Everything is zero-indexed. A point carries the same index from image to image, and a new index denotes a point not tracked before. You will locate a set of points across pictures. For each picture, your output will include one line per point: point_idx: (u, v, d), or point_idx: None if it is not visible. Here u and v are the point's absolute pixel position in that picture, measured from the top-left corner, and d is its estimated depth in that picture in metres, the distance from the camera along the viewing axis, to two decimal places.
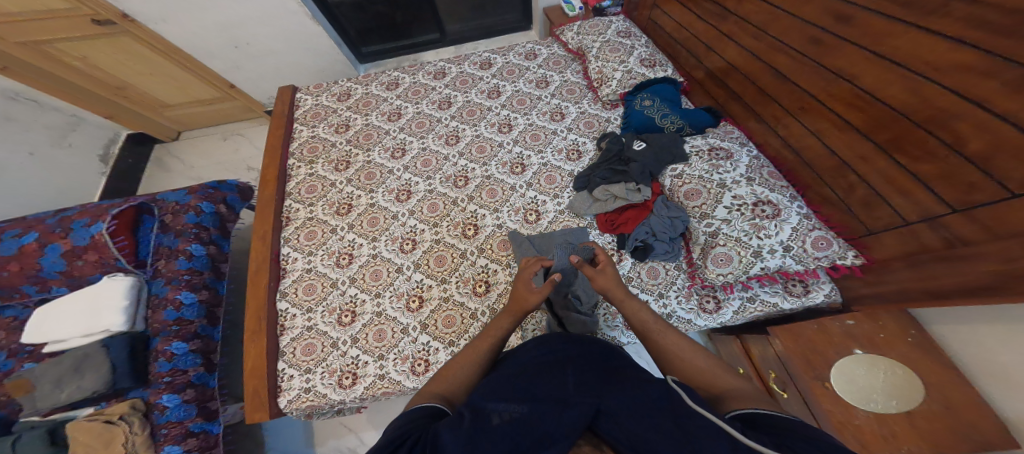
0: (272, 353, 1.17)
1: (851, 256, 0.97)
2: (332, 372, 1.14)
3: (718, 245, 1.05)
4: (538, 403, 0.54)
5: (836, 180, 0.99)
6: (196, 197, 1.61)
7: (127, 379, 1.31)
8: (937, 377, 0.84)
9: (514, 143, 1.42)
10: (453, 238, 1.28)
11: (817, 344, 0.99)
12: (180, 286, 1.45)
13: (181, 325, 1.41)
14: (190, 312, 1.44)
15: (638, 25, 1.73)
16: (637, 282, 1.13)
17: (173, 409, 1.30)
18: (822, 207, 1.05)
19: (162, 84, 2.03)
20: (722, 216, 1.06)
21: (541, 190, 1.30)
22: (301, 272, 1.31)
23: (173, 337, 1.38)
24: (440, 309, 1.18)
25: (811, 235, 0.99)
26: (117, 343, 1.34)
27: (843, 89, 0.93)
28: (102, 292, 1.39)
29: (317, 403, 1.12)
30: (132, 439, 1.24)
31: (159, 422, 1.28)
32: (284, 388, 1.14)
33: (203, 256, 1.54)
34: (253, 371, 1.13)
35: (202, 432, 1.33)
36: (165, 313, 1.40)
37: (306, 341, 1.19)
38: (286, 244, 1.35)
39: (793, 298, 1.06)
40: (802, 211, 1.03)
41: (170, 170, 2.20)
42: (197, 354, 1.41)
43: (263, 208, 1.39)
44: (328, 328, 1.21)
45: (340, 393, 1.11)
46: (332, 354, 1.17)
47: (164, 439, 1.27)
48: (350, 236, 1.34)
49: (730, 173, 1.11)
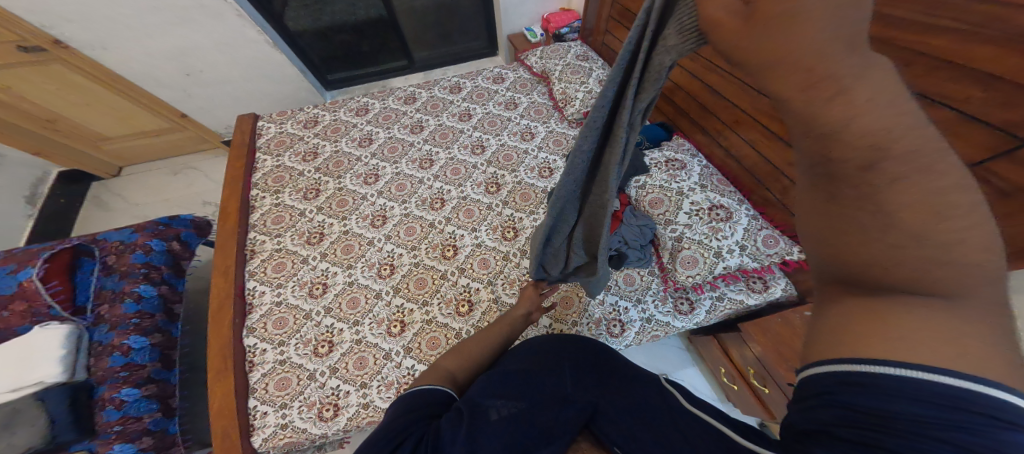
0: (241, 390, 1.10)
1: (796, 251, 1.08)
2: (311, 405, 1.09)
3: (684, 248, 1.13)
4: (535, 400, 0.57)
5: (773, 184, 1.11)
6: (143, 234, 1.50)
7: (68, 430, 1.16)
8: None
9: (488, 164, 1.45)
10: (432, 260, 1.28)
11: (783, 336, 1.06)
12: (127, 330, 1.33)
13: (131, 371, 1.29)
14: (140, 356, 1.33)
15: (593, 49, 1.86)
16: (615, 289, 1.21)
17: None
18: (766, 209, 1.17)
19: (103, 116, 1.90)
20: (684, 221, 1.15)
21: (517, 207, 1.34)
22: (270, 306, 1.25)
23: (121, 384, 1.26)
24: (424, 332, 1.17)
25: (761, 234, 1.11)
26: (56, 393, 1.18)
27: (764, 105, 1.05)
28: (34, 342, 1.24)
29: (297, 439, 1.06)
30: None
31: None
32: (258, 426, 1.07)
33: (154, 297, 1.43)
34: (220, 411, 1.05)
35: None
36: (111, 360, 1.28)
37: (279, 375, 1.14)
38: (251, 278, 1.29)
39: (756, 294, 1.14)
40: (750, 213, 1.14)
41: (111, 208, 2.02)
42: (153, 400, 1.30)
43: (223, 243, 1.32)
44: (303, 360, 1.16)
45: (321, 427, 1.06)
46: (309, 387, 1.11)
47: None
48: (322, 264, 1.31)
49: (686, 181, 1.21)
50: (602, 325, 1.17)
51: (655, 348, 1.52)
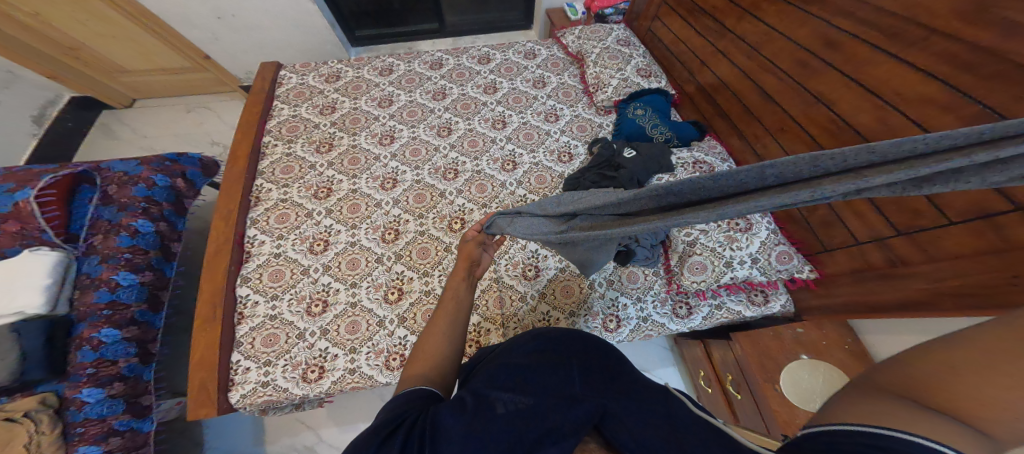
0: (226, 344, 1.10)
1: (807, 270, 1.06)
2: (296, 365, 1.09)
3: (695, 254, 1.11)
4: (543, 398, 0.54)
5: None
6: (149, 168, 1.49)
7: (34, 368, 1.16)
8: None
9: (507, 140, 1.43)
10: (438, 230, 1.26)
11: (770, 349, 1.02)
12: (118, 265, 1.33)
13: (115, 310, 1.30)
14: (128, 295, 1.33)
15: (637, 35, 1.82)
16: (616, 286, 1.17)
17: (94, 406, 1.19)
18: (787, 224, 1.14)
19: (125, 49, 1.86)
20: (700, 226, 1.12)
21: (531, 189, 1.31)
22: (268, 256, 1.24)
23: (102, 324, 1.27)
24: (420, 302, 1.16)
25: (776, 249, 1.08)
26: (31, 328, 1.19)
27: (819, 113, 0.98)
28: (18, 265, 1.24)
29: (276, 398, 1.07)
30: (39, 439, 1.10)
31: (74, 420, 1.16)
32: (237, 383, 1.08)
33: (150, 233, 1.43)
34: (201, 361, 1.06)
35: (129, 431, 1.23)
36: (97, 295, 1.29)
37: (268, 331, 1.14)
38: (253, 226, 1.28)
39: (755, 307, 1.13)
40: (771, 226, 1.11)
41: (119, 138, 2.00)
42: (131, 343, 1.31)
43: (230, 185, 1.31)
44: (294, 318, 1.15)
45: (303, 388, 1.07)
46: (297, 346, 1.11)
47: (79, 439, 1.14)
48: (326, 221, 1.29)
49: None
50: (599, 318, 1.15)
51: (636, 344, 1.50)
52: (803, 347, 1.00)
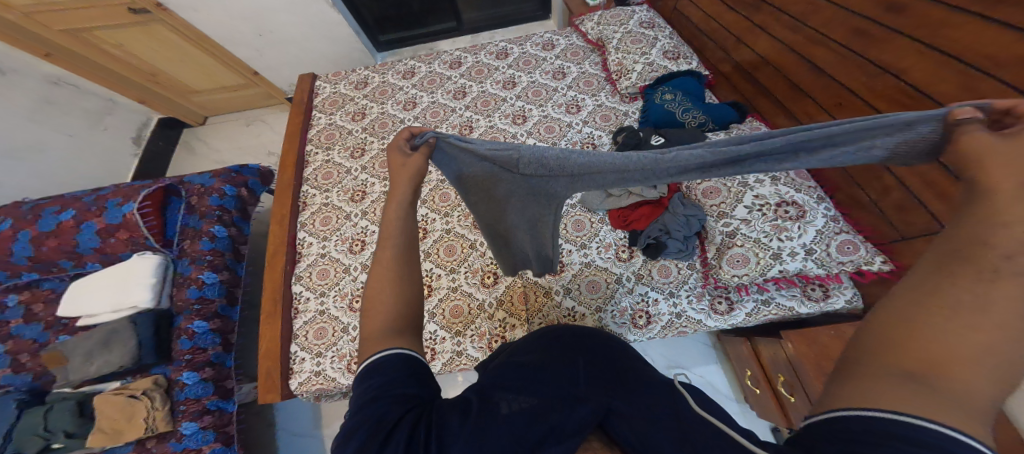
0: (286, 335, 1.24)
1: (879, 262, 0.89)
2: (341, 357, 1.21)
3: (735, 245, 1.00)
4: (546, 397, 0.54)
5: (870, 182, 0.91)
6: (219, 180, 1.67)
7: (152, 354, 1.43)
8: None
9: (528, 135, 1.39)
10: (463, 228, 1.34)
11: (828, 350, 0.94)
12: (202, 266, 1.54)
13: (203, 305, 1.51)
14: (211, 291, 1.54)
15: (663, 15, 1.68)
16: (648, 280, 1.13)
17: (192, 386, 1.41)
18: (851, 210, 0.98)
19: (193, 71, 2.09)
20: (741, 215, 1.01)
21: None
22: (315, 256, 1.35)
23: (195, 316, 1.49)
24: (448, 298, 1.25)
25: (837, 239, 0.93)
26: (144, 319, 1.45)
27: (884, 84, 0.83)
28: (132, 268, 1.50)
29: (326, 386, 1.19)
30: (154, 413, 1.35)
31: (179, 399, 1.40)
32: (295, 370, 1.21)
33: (225, 237, 1.62)
34: (267, 352, 1.20)
35: (217, 410, 1.43)
36: (188, 292, 1.50)
37: (318, 324, 1.26)
38: (302, 229, 1.40)
39: (811, 303, 0.99)
40: (829, 213, 0.96)
41: (196, 153, 2.28)
42: (216, 333, 1.52)
43: (282, 192, 1.44)
44: (339, 313, 1.27)
45: (349, 378, 1.18)
46: (343, 339, 1.23)
47: (183, 415, 1.38)
48: (363, 223, 1.39)
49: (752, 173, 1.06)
50: (627, 315, 1.11)
51: (675, 340, 1.43)
52: None
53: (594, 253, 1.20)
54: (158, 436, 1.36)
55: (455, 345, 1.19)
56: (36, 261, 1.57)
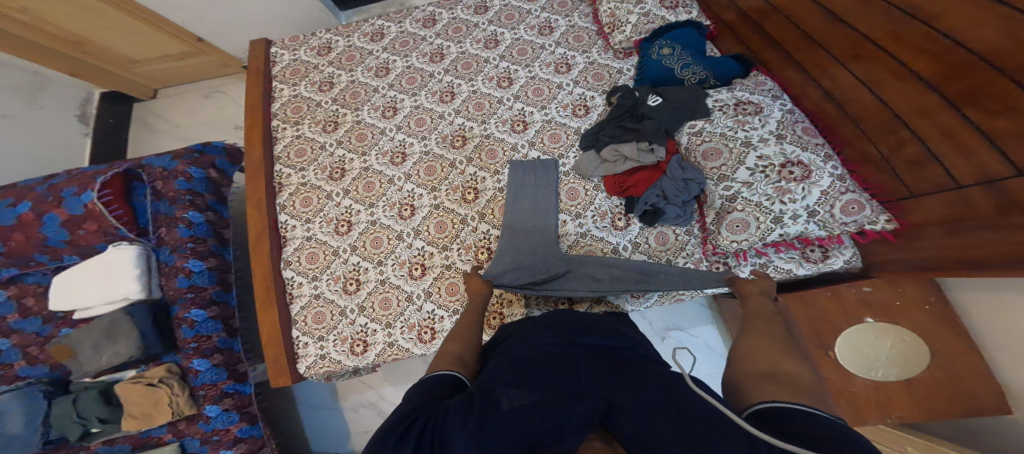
0: (286, 322, 1.23)
1: (883, 221, 0.88)
2: (343, 340, 1.22)
3: (735, 210, 0.97)
4: (547, 392, 0.54)
5: (884, 136, 0.86)
6: (182, 161, 1.53)
7: (156, 343, 1.44)
8: (950, 346, 0.91)
9: (515, 99, 1.32)
10: (452, 202, 1.29)
11: (827, 312, 1.00)
12: (186, 254, 1.48)
13: (196, 293, 1.48)
14: (202, 279, 1.50)
15: None
16: (646, 247, 1.14)
17: (205, 372, 1.45)
18: (858, 167, 0.93)
19: (127, 39, 1.82)
20: (743, 178, 0.97)
21: (545, 149, 1.26)
22: (301, 240, 1.30)
23: (190, 305, 1.46)
24: (442, 277, 1.24)
25: (842, 199, 0.90)
26: (140, 311, 1.43)
27: (907, 30, 0.76)
28: (111, 260, 1.41)
29: (334, 368, 1.21)
30: (176, 399, 1.42)
31: (196, 384, 1.45)
32: (301, 355, 1.23)
33: (203, 222, 1.54)
34: (270, 340, 1.20)
35: (236, 392, 1.50)
36: (178, 281, 1.47)
37: (315, 309, 1.25)
38: (283, 212, 1.33)
39: (810, 264, 1.00)
40: (836, 172, 0.92)
41: (155, 129, 2.11)
42: (217, 321, 1.52)
43: (252, 173, 1.33)
44: (334, 296, 1.25)
45: (354, 359, 1.20)
46: (342, 323, 1.23)
47: (204, 399, 1.45)
48: (346, 202, 1.32)
49: (755, 131, 0.99)
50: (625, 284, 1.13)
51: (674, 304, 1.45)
52: (868, 308, 0.97)
53: (590, 222, 1.20)
54: (188, 418, 1.48)
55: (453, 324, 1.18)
56: (8, 257, 1.46)
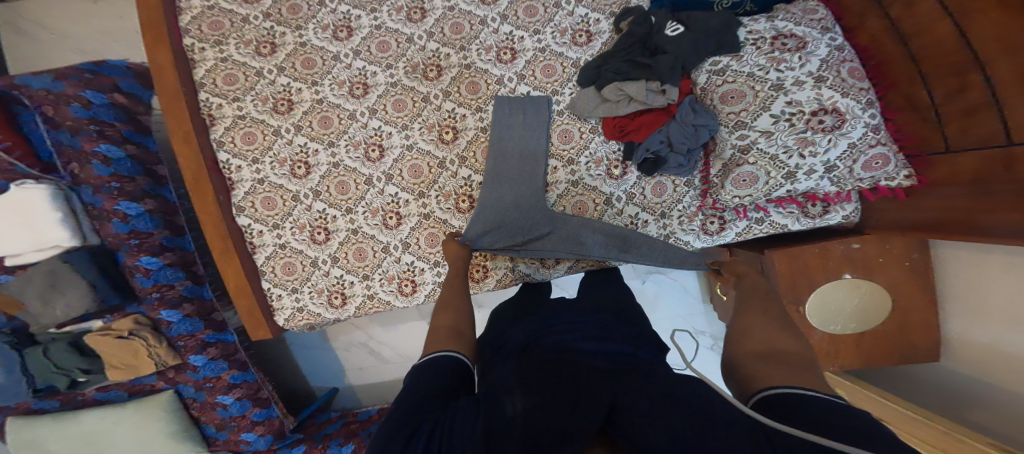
0: (252, 274, 1.20)
1: (902, 176, 0.84)
2: (320, 292, 1.24)
3: (746, 163, 0.89)
4: (551, 396, 0.53)
5: (942, 79, 0.76)
6: (70, 83, 1.21)
7: (112, 295, 1.28)
8: (912, 302, 0.98)
9: (502, 20, 1.11)
10: (428, 143, 1.17)
11: (810, 267, 1.01)
12: (113, 195, 1.26)
13: (142, 238, 1.32)
14: (143, 223, 1.33)
15: None
16: (640, 199, 1.11)
17: (179, 324, 1.40)
18: (897, 115, 0.86)
19: None
20: (763, 126, 0.87)
21: (535, 84, 1.11)
22: (252, 183, 1.18)
23: (138, 252, 1.31)
24: (420, 226, 1.22)
25: (868, 153, 0.82)
26: (79, 258, 1.23)
27: None
28: (21, 203, 1.17)
29: (313, 319, 1.26)
30: (155, 350, 1.37)
31: (172, 335, 1.40)
32: (277, 308, 1.25)
33: (124, 158, 1.29)
34: (240, 290, 1.18)
35: (217, 341, 1.50)
36: (115, 227, 1.28)
37: (284, 258, 1.22)
38: (221, 149, 1.17)
39: (807, 219, 0.98)
40: (871, 123, 0.81)
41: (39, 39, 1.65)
42: (177, 268, 1.40)
43: (168, 103, 1.08)
44: (302, 245, 1.22)
45: (333, 312, 1.26)
46: (315, 275, 1.24)
47: (185, 349, 1.43)
48: (298, 139, 1.18)
49: (789, 72, 0.85)
50: None
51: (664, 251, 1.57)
52: (848, 266, 0.99)
53: (582, 169, 1.12)
54: (175, 368, 1.46)
55: (434, 276, 1.25)
56: None
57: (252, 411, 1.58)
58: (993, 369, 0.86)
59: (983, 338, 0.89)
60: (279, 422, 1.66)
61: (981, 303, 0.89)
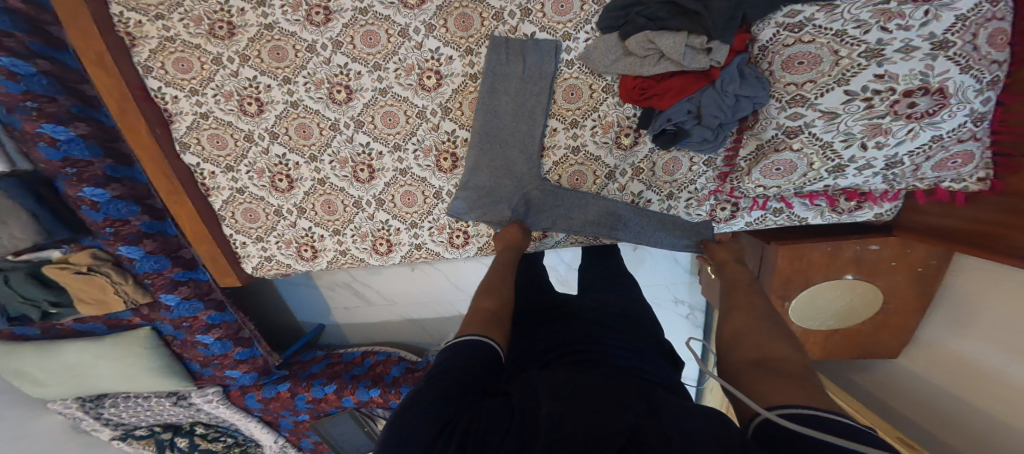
0: (208, 217, 1.09)
1: (973, 180, 0.70)
2: (288, 244, 1.15)
3: (788, 149, 0.75)
4: (581, 404, 0.52)
5: None
6: None
7: (59, 226, 1.05)
8: (898, 305, 0.93)
9: None
10: (406, 88, 0.97)
11: (811, 265, 0.92)
12: (31, 117, 0.93)
13: (81, 168, 1.02)
14: (77, 150, 1.01)
15: None
16: (648, 176, 0.98)
17: (143, 261, 1.17)
18: (1015, 101, 0.63)
19: None
20: (828, 106, 0.69)
21: (543, 22, 0.88)
22: (194, 118, 0.99)
23: (80, 183, 1.03)
24: (396, 183, 1.07)
25: (948, 151, 0.67)
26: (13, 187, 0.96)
27: None
28: None
29: (283, 270, 1.20)
30: (121, 287, 1.18)
31: (138, 272, 1.19)
32: (243, 255, 1.17)
33: (38, 73, 0.93)
34: (197, 237, 1.09)
35: (191, 280, 1.28)
36: (43, 153, 0.98)
37: (242, 205, 1.10)
38: (149, 75, 0.95)
39: (832, 214, 0.88)
40: (978, 111, 0.62)
41: None
42: (130, 201, 1.12)
43: (69, 12, 0.83)
44: (263, 193, 1.09)
45: (304, 264, 1.18)
46: (281, 224, 1.13)
47: (154, 288, 1.22)
48: (245, 71, 0.96)
49: (902, 32, 0.61)
50: None
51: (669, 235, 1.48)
52: (853, 267, 0.91)
53: (587, 134, 0.96)
54: (148, 305, 1.28)
55: (411, 237, 1.13)
56: None
57: (234, 350, 1.44)
58: (957, 381, 0.87)
59: (957, 349, 0.88)
60: (264, 360, 1.52)
61: (985, 310, 0.80)
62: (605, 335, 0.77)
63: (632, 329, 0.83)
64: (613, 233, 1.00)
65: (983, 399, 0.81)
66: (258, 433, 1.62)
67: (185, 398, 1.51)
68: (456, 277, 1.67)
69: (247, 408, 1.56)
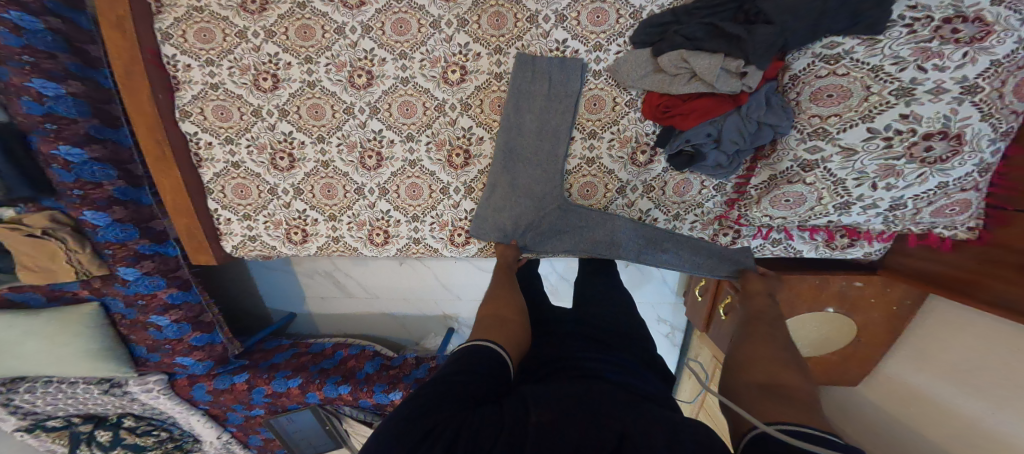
0: (195, 189, 1.02)
1: (963, 228, 0.74)
2: (277, 224, 1.09)
3: (800, 182, 0.78)
4: (576, 413, 0.50)
5: None
6: None
7: (20, 184, 0.94)
8: (873, 339, 0.96)
9: None
10: (429, 80, 0.96)
11: (800, 295, 0.94)
12: (23, 71, 0.88)
13: (61, 126, 0.95)
14: (63, 107, 0.94)
15: None
16: (658, 194, 0.99)
17: (107, 230, 1.07)
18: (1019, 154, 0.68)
19: None
20: (849, 143, 0.72)
21: (577, 31, 0.90)
22: (203, 87, 0.96)
23: (56, 140, 0.95)
24: (403, 174, 1.04)
25: (948, 198, 0.71)
26: None
27: None
28: None
29: (266, 252, 1.12)
30: (76, 256, 1.06)
31: (99, 241, 1.08)
32: (225, 232, 1.10)
33: (44, 30, 0.89)
34: (177, 210, 1.02)
35: (156, 255, 1.18)
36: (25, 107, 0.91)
37: (235, 180, 1.04)
38: (166, 42, 0.92)
39: (827, 250, 0.91)
40: (986, 162, 0.67)
41: None
42: (108, 165, 1.04)
43: None
44: (260, 169, 1.04)
45: (291, 248, 1.12)
46: (273, 204, 1.07)
47: (113, 260, 1.11)
48: (267, 47, 0.94)
49: (936, 72, 0.64)
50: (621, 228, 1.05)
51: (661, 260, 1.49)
52: (838, 300, 0.94)
53: (604, 147, 0.97)
54: (100, 278, 1.16)
55: (410, 231, 1.09)
56: None
57: (190, 336, 1.31)
58: (909, 412, 0.89)
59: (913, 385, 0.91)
60: (223, 348, 1.41)
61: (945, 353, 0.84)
62: (602, 348, 0.75)
63: (631, 344, 0.81)
64: (619, 251, 1.00)
65: (932, 428, 0.83)
66: (200, 428, 1.47)
67: (118, 387, 1.35)
68: (446, 277, 1.62)
69: (191, 400, 1.41)
